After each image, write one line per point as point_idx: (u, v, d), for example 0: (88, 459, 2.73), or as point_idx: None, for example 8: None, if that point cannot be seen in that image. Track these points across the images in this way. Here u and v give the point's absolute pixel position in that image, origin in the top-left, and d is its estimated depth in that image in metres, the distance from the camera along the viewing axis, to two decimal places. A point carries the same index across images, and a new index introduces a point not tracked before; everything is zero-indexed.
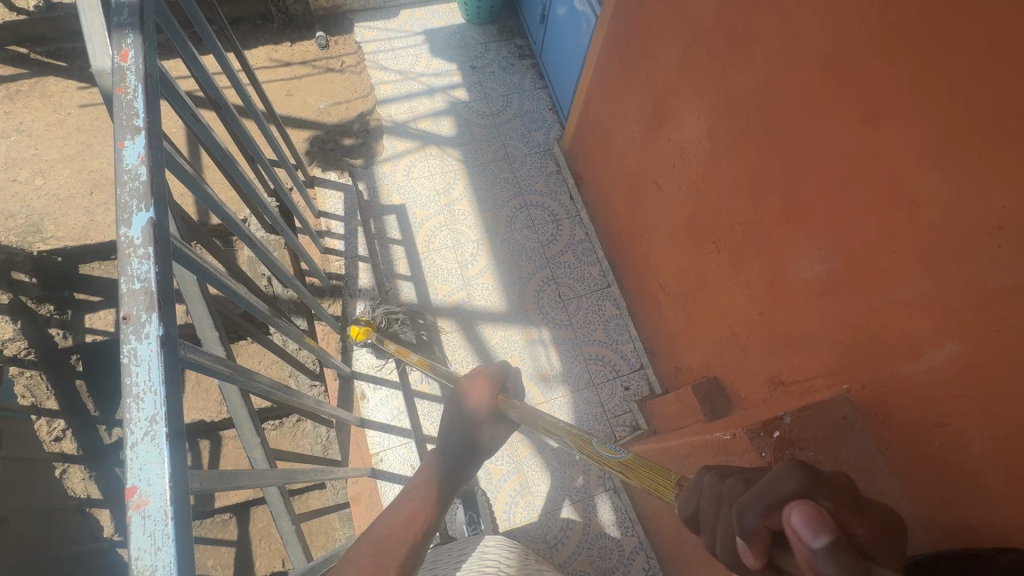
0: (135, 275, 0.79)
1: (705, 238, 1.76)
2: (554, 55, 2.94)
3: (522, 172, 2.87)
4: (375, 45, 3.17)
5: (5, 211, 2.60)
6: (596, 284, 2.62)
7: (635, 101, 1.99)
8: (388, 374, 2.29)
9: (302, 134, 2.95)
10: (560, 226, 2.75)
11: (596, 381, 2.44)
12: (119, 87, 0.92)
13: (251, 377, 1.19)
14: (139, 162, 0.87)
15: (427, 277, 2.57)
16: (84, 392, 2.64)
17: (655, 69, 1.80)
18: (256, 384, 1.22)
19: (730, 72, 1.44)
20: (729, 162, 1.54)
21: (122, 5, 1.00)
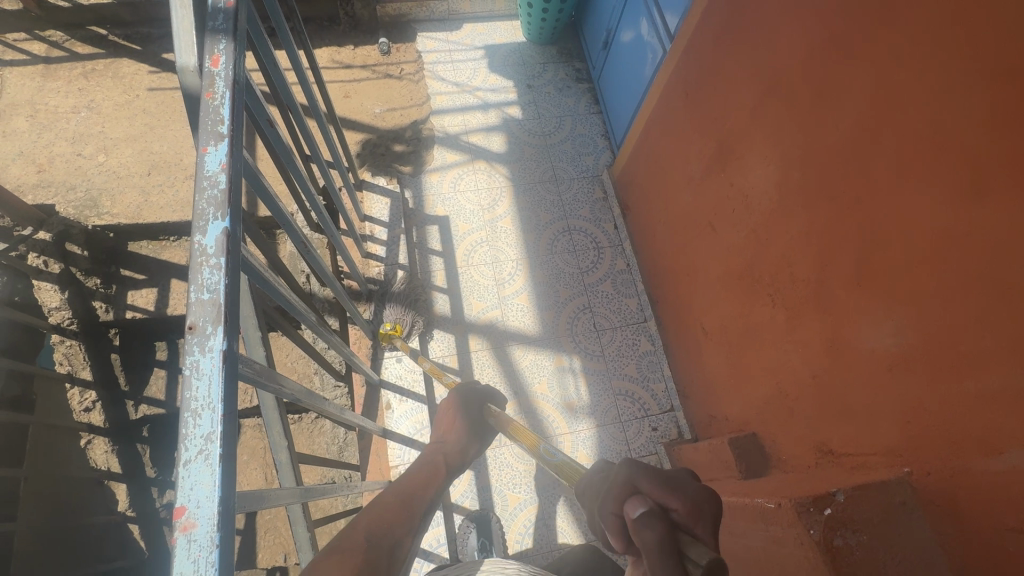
0: (204, 285, 0.78)
1: (759, 289, 1.70)
2: (613, 82, 2.92)
3: (568, 195, 2.84)
4: (436, 55, 3.20)
5: (66, 183, 2.69)
6: (633, 318, 2.57)
7: (698, 140, 1.95)
8: (415, 386, 2.30)
9: (355, 136, 2.98)
10: (601, 255, 2.71)
11: (623, 417, 2.37)
12: (207, 92, 0.93)
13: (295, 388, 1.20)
14: (219, 169, 0.87)
15: (463, 292, 2.55)
16: (117, 365, 2.71)
17: (725, 111, 1.75)
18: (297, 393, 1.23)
19: (810, 124, 1.39)
20: (797, 216, 1.48)
21: (218, 10, 1.01)
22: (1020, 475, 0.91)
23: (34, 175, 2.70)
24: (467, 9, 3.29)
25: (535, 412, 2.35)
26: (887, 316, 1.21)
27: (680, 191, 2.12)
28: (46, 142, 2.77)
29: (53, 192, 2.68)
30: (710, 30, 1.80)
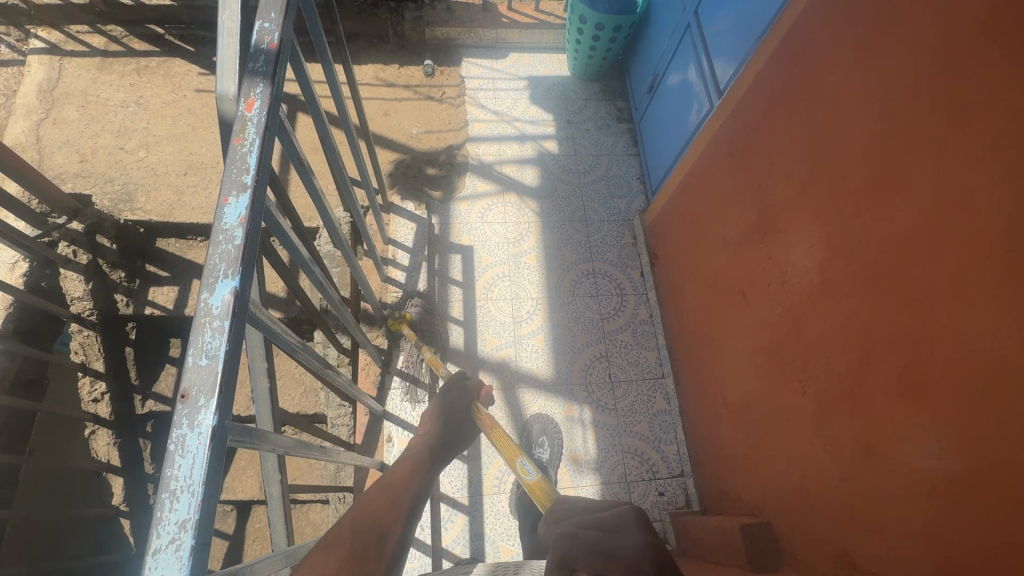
0: (204, 349, 0.74)
1: (789, 371, 1.60)
2: (655, 127, 2.86)
3: (596, 237, 2.78)
4: (478, 82, 3.20)
5: (105, 175, 2.75)
6: (649, 373, 2.48)
7: (737, 205, 1.87)
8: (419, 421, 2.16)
9: (389, 155, 2.99)
10: (624, 302, 2.63)
11: (629, 477, 2.27)
12: (237, 137, 0.90)
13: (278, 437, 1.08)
14: (238, 223, 0.83)
15: (478, 326, 2.50)
16: (130, 359, 2.76)
17: (770, 180, 1.68)
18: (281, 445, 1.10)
19: (862, 213, 1.30)
20: (838, 304, 1.39)
21: (260, 51, 0.99)
22: None
23: (76, 164, 2.76)
24: (515, 38, 3.28)
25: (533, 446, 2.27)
26: (929, 433, 1.11)
27: (714, 253, 2.04)
28: (92, 133, 2.84)
29: (92, 183, 2.73)
30: (762, 94, 1.73)
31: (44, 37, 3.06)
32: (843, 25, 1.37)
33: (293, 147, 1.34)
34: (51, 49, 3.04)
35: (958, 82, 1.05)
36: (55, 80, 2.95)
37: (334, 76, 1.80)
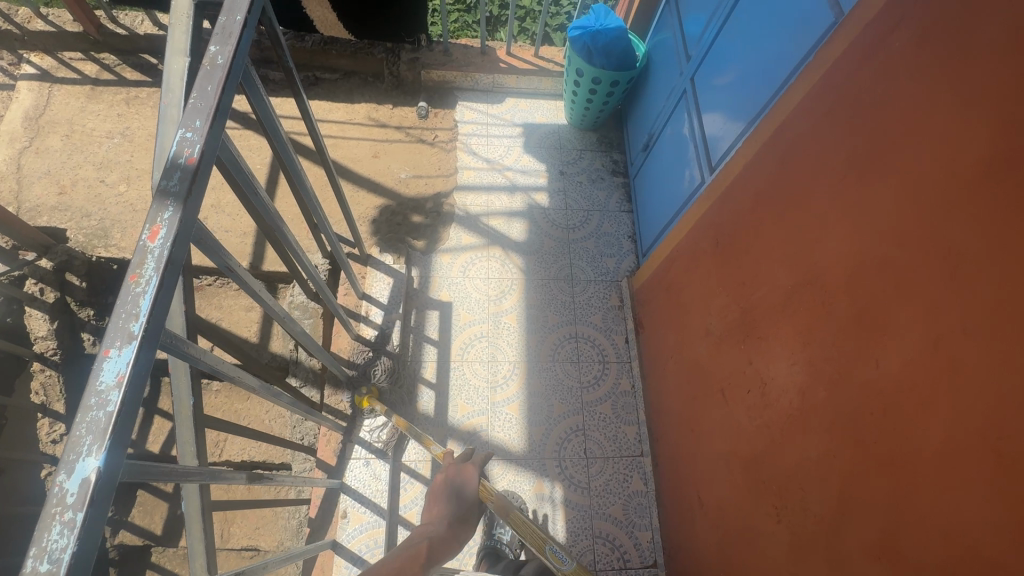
0: (46, 550, 0.64)
1: (764, 492, 1.47)
2: (649, 186, 2.77)
3: (581, 299, 2.67)
4: (472, 127, 3.13)
5: (83, 209, 2.69)
6: (627, 450, 2.35)
7: (721, 296, 1.76)
8: (378, 497, 2.09)
9: (375, 200, 2.91)
10: (606, 370, 2.52)
11: (597, 565, 2.14)
12: (132, 272, 0.80)
13: None
14: (115, 383, 0.74)
15: (451, 390, 2.40)
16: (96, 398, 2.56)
17: (755, 280, 1.57)
18: None
19: (846, 346, 1.19)
20: (817, 437, 1.27)
21: (177, 167, 0.90)
22: None
23: (55, 196, 2.71)
24: (513, 84, 3.21)
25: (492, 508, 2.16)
26: None
27: (696, 339, 1.93)
28: (74, 164, 2.80)
29: (69, 216, 2.67)
30: (751, 186, 1.63)
31: (36, 63, 3.04)
32: (836, 136, 1.27)
33: (221, 255, 1.10)
34: (43, 75, 3.01)
35: (952, 232, 0.95)
36: (43, 108, 2.92)
37: (284, 142, 1.52)
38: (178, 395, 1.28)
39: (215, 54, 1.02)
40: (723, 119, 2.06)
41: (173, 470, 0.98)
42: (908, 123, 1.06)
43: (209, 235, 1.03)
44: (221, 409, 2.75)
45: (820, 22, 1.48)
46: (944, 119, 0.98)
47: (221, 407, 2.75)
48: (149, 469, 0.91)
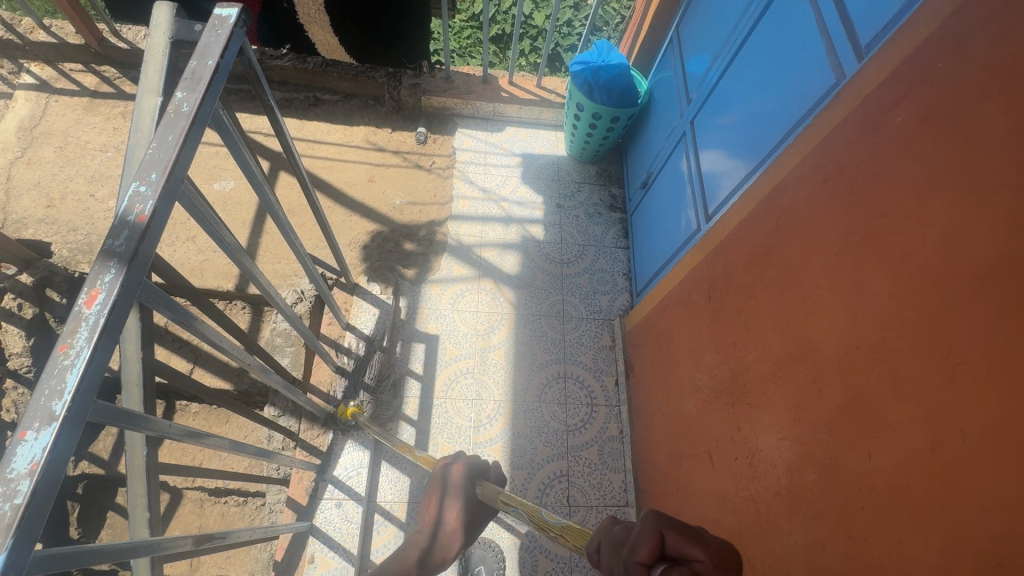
0: None
1: (748, 570, 1.39)
2: (646, 224, 2.72)
3: (572, 337, 2.61)
4: (470, 155, 3.10)
5: (70, 223, 2.65)
6: (612, 499, 2.27)
7: (711, 353, 1.69)
8: (348, 541, 2.01)
9: (368, 226, 2.87)
10: (594, 413, 2.44)
11: None
12: (62, 342, 0.75)
13: None
14: (28, 470, 0.67)
15: (432, 428, 2.32)
16: None
17: (747, 343, 1.50)
18: None
19: (837, 431, 1.12)
20: (804, 523, 1.19)
21: (125, 224, 0.84)
22: None
23: (42, 209, 2.67)
24: (514, 113, 3.18)
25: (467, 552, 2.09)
26: None
27: (686, 395, 1.86)
28: (65, 177, 2.76)
29: (55, 230, 2.63)
30: (746, 244, 1.58)
31: (36, 72, 3.04)
32: (834, 206, 1.22)
33: (183, 310, 1.06)
34: (41, 85, 3.01)
35: (958, 329, 0.88)
36: (39, 118, 2.91)
37: (260, 181, 1.47)
38: (132, 446, 1.21)
39: (181, 101, 0.98)
40: (723, 161, 2.00)
41: (119, 548, 0.90)
42: (909, 205, 1.01)
43: (166, 292, 0.98)
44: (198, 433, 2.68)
45: (821, 82, 1.44)
46: (944, 207, 0.93)
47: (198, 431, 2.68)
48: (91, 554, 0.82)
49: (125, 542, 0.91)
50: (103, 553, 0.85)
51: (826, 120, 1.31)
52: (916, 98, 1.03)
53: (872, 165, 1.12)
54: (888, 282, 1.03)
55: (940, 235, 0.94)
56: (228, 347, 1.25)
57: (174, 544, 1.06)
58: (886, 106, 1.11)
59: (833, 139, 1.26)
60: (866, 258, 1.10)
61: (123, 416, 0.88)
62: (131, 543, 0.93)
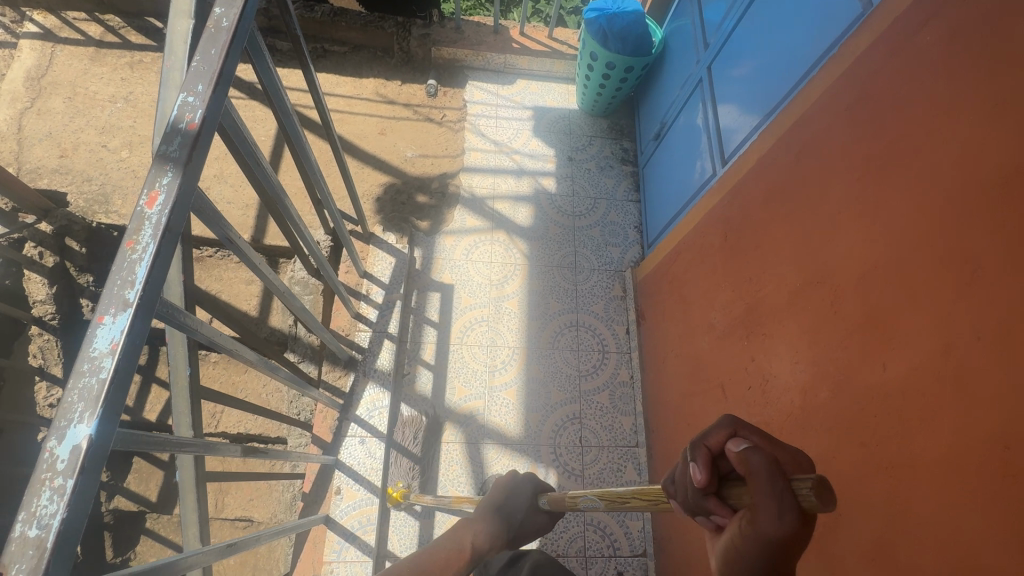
0: (37, 514, 0.63)
1: None
2: (658, 177, 2.73)
3: (584, 287, 2.65)
4: (481, 108, 3.07)
5: (84, 173, 2.66)
6: (623, 440, 2.36)
7: (727, 291, 1.74)
8: (371, 475, 2.09)
9: (380, 178, 2.87)
10: (605, 359, 2.51)
11: (588, 553, 2.15)
12: (129, 238, 0.79)
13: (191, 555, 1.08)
14: (109, 350, 0.72)
15: (449, 372, 2.38)
16: None
17: (762, 276, 1.55)
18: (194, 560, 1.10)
19: (855, 349, 1.17)
20: (815, 438, 1.26)
21: (177, 133, 0.87)
22: None
23: (56, 159, 2.67)
24: (525, 65, 3.15)
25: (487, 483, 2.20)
26: None
27: (699, 334, 1.91)
28: (75, 127, 2.75)
29: (69, 180, 2.64)
30: (766, 181, 1.61)
31: (40, 21, 3.00)
32: (858, 130, 1.25)
33: (223, 227, 1.11)
34: (46, 34, 2.97)
35: (975, 238, 0.92)
36: (45, 68, 2.88)
37: (287, 107, 1.46)
38: (175, 365, 1.29)
39: (220, 17, 0.99)
40: (736, 110, 2.02)
41: (167, 440, 0.95)
42: (933, 123, 1.03)
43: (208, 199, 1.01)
44: (219, 380, 2.77)
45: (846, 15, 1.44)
46: (968, 121, 0.96)
47: (219, 379, 2.77)
48: (144, 436, 0.87)
49: (178, 435, 0.98)
50: (159, 440, 0.92)
51: (853, 48, 1.32)
52: (946, 16, 1.04)
53: (897, 91, 1.14)
54: (910, 201, 1.07)
55: (964, 149, 0.96)
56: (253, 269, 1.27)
57: (222, 446, 1.13)
58: (914, 28, 1.11)
59: (861, 66, 1.27)
60: (888, 181, 1.14)
61: (166, 313, 0.92)
62: (181, 438, 0.99)
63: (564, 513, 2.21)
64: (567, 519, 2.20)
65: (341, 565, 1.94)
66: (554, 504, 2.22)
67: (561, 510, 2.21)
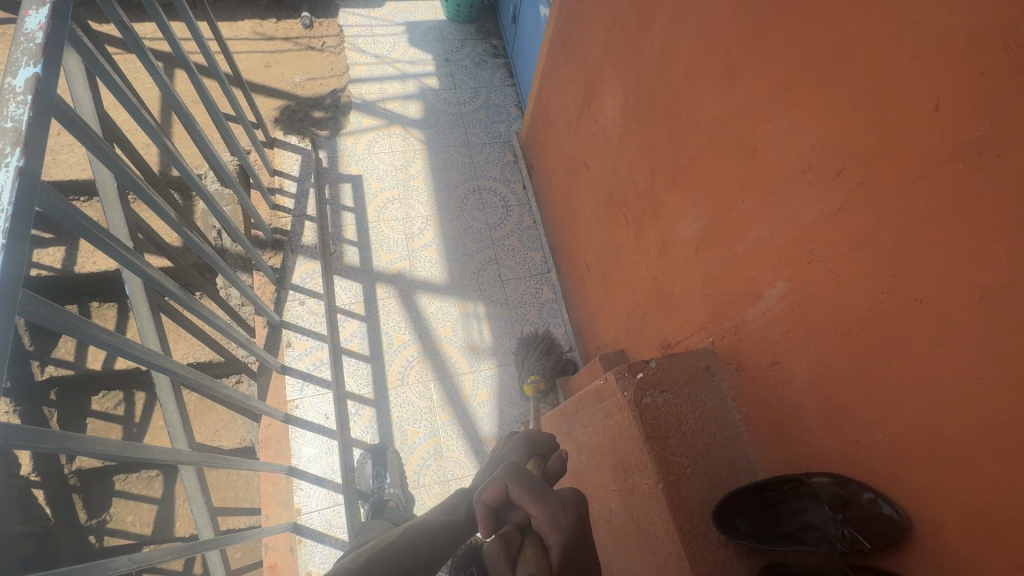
0: (9, 116, 0.87)
1: (617, 209, 1.86)
2: (523, 53, 3.10)
3: (479, 158, 2.98)
4: (357, 29, 3.35)
5: None
6: (537, 270, 2.70)
7: (572, 86, 2.12)
8: (318, 326, 2.35)
9: (274, 103, 3.06)
10: (510, 212, 2.84)
11: (523, 358, 2.48)
12: None
13: (158, 277, 1.30)
14: (38, 28, 0.96)
15: (372, 245, 2.64)
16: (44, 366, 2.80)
17: (587, 53, 1.94)
18: (163, 284, 1.32)
19: (639, 50, 1.56)
20: (636, 135, 1.65)
21: None
22: (771, 311, 1.13)
23: None
24: None
25: (425, 323, 2.50)
26: (692, 206, 1.39)
27: (565, 138, 2.29)
28: None
29: None
30: None
31: None
32: None
33: (114, 10, 1.54)
34: None
35: None
36: None
37: (167, 26, 1.83)
38: (103, 183, 1.48)
39: None
40: None
41: (105, 150, 1.19)
42: None
43: (145, 42, 1.68)
44: None
45: None
46: None
47: None
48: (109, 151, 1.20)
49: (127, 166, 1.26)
50: (110, 154, 1.20)
51: None
52: None
53: None
54: None
55: None
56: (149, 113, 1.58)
57: (162, 204, 1.40)
58: None
59: None
60: None
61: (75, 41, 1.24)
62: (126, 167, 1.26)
63: (496, 331, 2.53)
64: (500, 337, 2.52)
65: (305, 400, 2.20)
66: (486, 326, 2.54)
67: (493, 330, 2.54)
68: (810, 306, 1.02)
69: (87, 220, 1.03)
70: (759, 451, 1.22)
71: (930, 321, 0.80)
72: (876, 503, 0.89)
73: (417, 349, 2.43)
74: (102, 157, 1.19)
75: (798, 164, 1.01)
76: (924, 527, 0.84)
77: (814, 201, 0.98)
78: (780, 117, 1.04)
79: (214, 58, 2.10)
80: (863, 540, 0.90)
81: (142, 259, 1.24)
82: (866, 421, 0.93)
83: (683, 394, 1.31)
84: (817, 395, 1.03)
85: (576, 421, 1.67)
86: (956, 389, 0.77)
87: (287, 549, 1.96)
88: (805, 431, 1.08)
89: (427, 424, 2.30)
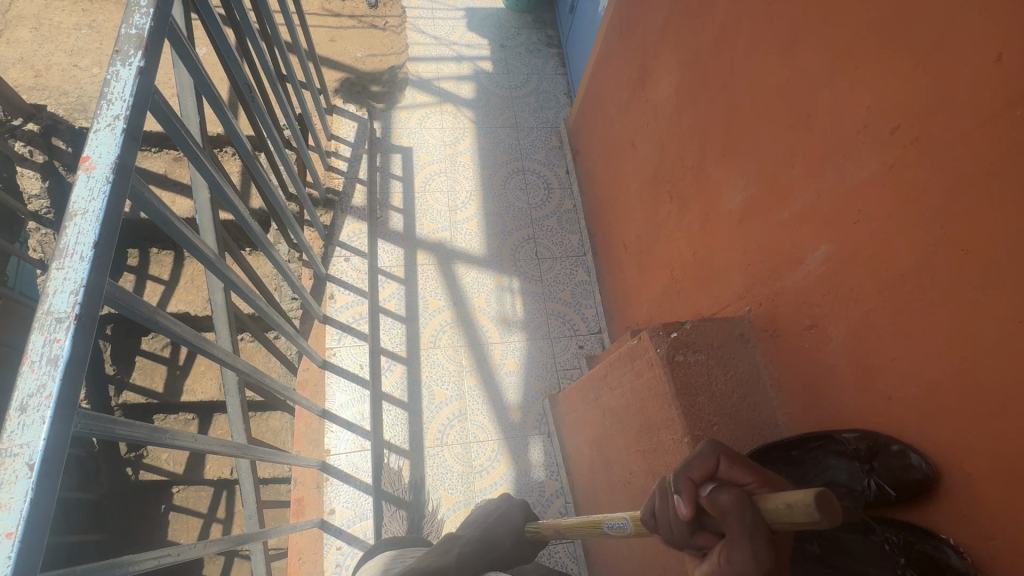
0: (134, 25, 0.99)
1: (661, 188, 1.90)
2: (577, 43, 3.16)
3: (526, 141, 3.05)
4: (418, 12, 3.49)
5: (59, 88, 2.89)
6: (572, 252, 2.74)
7: (627, 69, 2.17)
8: (360, 283, 2.47)
9: (335, 75, 3.21)
10: (551, 194, 2.90)
11: (552, 335, 2.52)
12: None
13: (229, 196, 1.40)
14: None
15: (416, 213, 2.74)
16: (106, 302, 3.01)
17: (644, 35, 1.99)
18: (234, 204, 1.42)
19: (698, 27, 1.60)
20: (688, 112, 1.69)
21: None
22: (812, 274, 1.15)
23: (31, 78, 2.91)
24: None
25: (460, 291, 2.57)
26: (740, 177, 1.42)
27: (613, 120, 2.34)
28: (46, 51, 3.01)
29: (47, 95, 2.88)
30: None
31: None
32: None
33: None
34: None
35: None
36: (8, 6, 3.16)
37: None
38: (187, 117, 1.55)
39: None
40: None
41: (199, 72, 1.31)
42: None
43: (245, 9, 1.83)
44: None
45: None
46: None
47: None
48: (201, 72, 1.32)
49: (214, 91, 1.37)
50: (202, 72, 1.31)
51: None
52: None
53: None
54: None
55: None
56: (233, 56, 1.70)
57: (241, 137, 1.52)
58: None
59: None
60: None
61: None
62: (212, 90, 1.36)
63: (528, 305, 2.59)
64: (532, 312, 2.57)
65: (342, 348, 2.31)
66: (518, 300, 2.59)
67: (526, 304, 2.59)
68: (853, 265, 1.04)
69: (182, 125, 1.14)
70: (788, 416, 1.24)
71: (975, 270, 0.81)
72: (905, 454, 0.90)
73: (450, 315, 2.51)
74: (195, 74, 1.30)
75: (853, 125, 1.04)
76: (953, 477, 0.85)
77: (867, 160, 1.00)
78: (840, 81, 1.07)
79: (295, 26, 2.23)
80: (889, 490, 0.92)
81: (220, 177, 1.34)
82: (900, 376, 0.95)
83: (716, 356, 1.34)
84: (854, 354, 1.05)
85: (604, 385, 1.71)
86: (996, 336, 0.78)
87: (314, 486, 2.05)
88: (839, 392, 1.09)
89: (454, 386, 2.36)
